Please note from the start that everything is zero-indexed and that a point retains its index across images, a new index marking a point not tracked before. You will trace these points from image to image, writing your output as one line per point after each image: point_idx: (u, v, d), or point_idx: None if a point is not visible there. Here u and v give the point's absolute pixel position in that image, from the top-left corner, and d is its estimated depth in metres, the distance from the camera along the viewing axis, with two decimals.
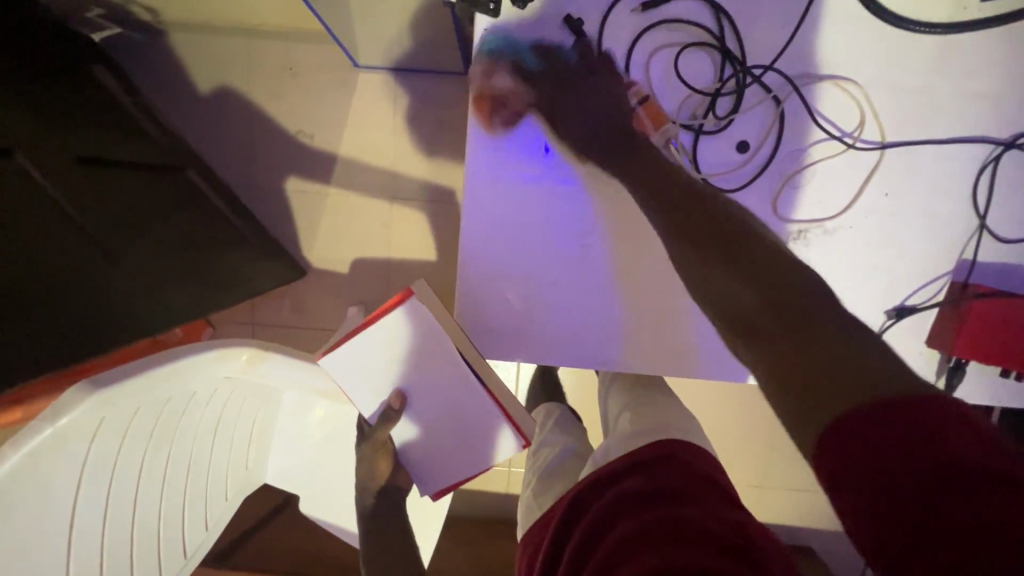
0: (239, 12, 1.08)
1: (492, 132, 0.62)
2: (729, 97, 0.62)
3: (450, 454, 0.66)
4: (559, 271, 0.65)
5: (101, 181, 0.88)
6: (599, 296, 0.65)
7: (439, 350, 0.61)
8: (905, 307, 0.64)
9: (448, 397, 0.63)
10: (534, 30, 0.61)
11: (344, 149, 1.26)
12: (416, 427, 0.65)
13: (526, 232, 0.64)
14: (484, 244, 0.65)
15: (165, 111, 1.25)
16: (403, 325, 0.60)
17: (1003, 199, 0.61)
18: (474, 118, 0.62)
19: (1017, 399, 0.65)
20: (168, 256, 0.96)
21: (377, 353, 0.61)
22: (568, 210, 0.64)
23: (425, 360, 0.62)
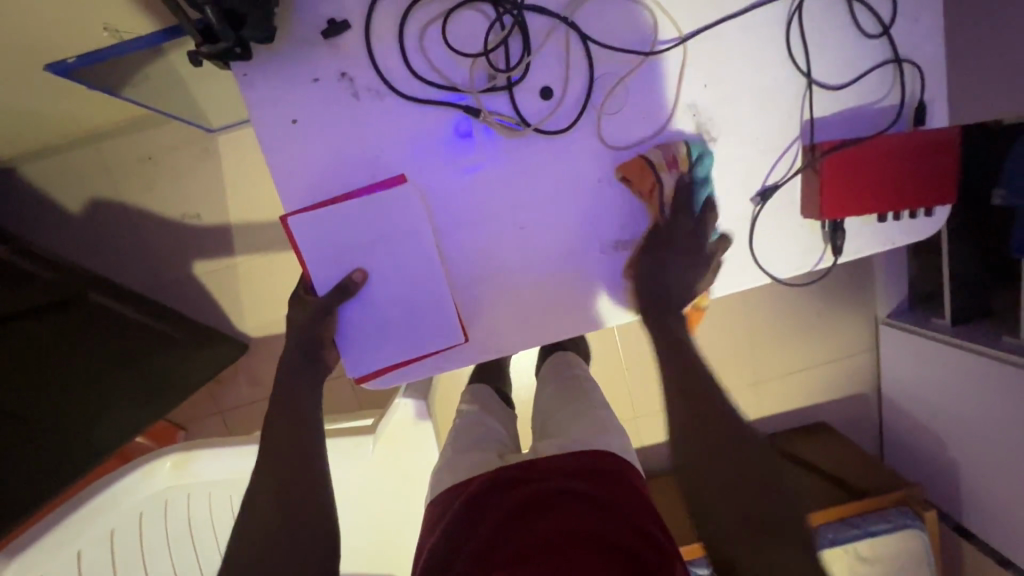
0: (70, 126, 1.05)
1: (294, 172, 0.58)
2: (515, 43, 0.57)
3: (388, 342, 0.62)
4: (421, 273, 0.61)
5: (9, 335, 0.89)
6: (470, 286, 0.63)
7: (412, 235, 0.59)
8: (767, 187, 0.62)
9: (407, 283, 0.60)
10: (294, 54, 0.56)
11: (235, 215, 1.24)
12: (360, 305, 0.61)
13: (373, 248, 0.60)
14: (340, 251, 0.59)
15: (48, 243, 1.23)
16: (387, 206, 0.58)
17: (820, 48, 0.59)
18: (273, 164, 0.58)
19: (907, 236, 0.65)
20: (93, 385, 0.99)
21: (356, 226, 0.58)
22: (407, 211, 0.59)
23: (388, 243, 0.59)
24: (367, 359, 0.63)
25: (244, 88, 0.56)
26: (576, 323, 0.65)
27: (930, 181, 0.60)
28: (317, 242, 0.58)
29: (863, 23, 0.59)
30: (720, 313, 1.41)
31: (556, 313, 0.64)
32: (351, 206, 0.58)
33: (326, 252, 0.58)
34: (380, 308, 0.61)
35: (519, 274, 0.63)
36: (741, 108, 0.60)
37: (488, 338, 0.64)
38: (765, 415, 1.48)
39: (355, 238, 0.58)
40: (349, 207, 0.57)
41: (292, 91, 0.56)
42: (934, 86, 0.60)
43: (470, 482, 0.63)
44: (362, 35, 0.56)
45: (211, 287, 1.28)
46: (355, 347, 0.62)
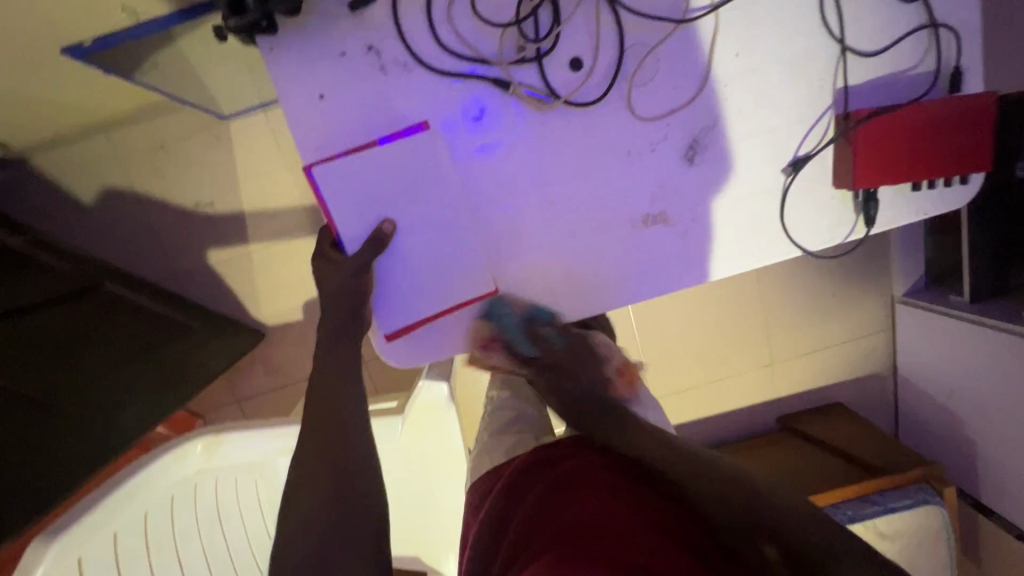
0: (83, 115, 1.04)
1: (320, 136, 0.57)
2: (543, 13, 0.56)
3: (415, 296, 0.61)
4: (442, 227, 0.59)
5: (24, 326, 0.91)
6: (494, 244, 0.62)
7: (437, 181, 0.58)
8: (799, 158, 0.61)
9: (434, 235, 0.59)
10: (319, 29, 0.55)
11: (248, 203, 1.23)
12: (385, 259, 0.59)
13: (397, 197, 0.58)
14: (360, 197, 0.57)
15: (62, 234, 1.22)
16: (411, 155, 0.57)
17: (855, 13, 0.58)
18: (298, 128, 0.57)
19: (940, 205, 0.64)
20: (116, 369, 0.99)
21: (381, 173, 0.57)
22: (431, 160, 0.57)
23: (416, 193, 0.58)
24: (399, 315, 0.61)
25: (270, 63, 0.55)
26: (600, 280, 0.64)
27: (967, 147, 0.59)
28: (345, 196, 0.57)
29: None
30: (734, 293, 1.40)
31: (583, 267, 0.63)
32: (377, 151, 0.56)
33: (351, 206, 0.57)
34: (414, 263, 0.60)
35: (542, 231, 0.62)
36: (773, 76, 0.59)
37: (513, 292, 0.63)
38: (780, 396, 1.48)
39: (381, 190, 0.57)
40: (376, 151, 0.56)
41: (318, 65, 0.56)
42: (970, 51, 0.59)
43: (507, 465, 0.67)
44: (389, 6, 0.55)
45: (226, 276, 1.27)
46: (382, 299, 0.61)
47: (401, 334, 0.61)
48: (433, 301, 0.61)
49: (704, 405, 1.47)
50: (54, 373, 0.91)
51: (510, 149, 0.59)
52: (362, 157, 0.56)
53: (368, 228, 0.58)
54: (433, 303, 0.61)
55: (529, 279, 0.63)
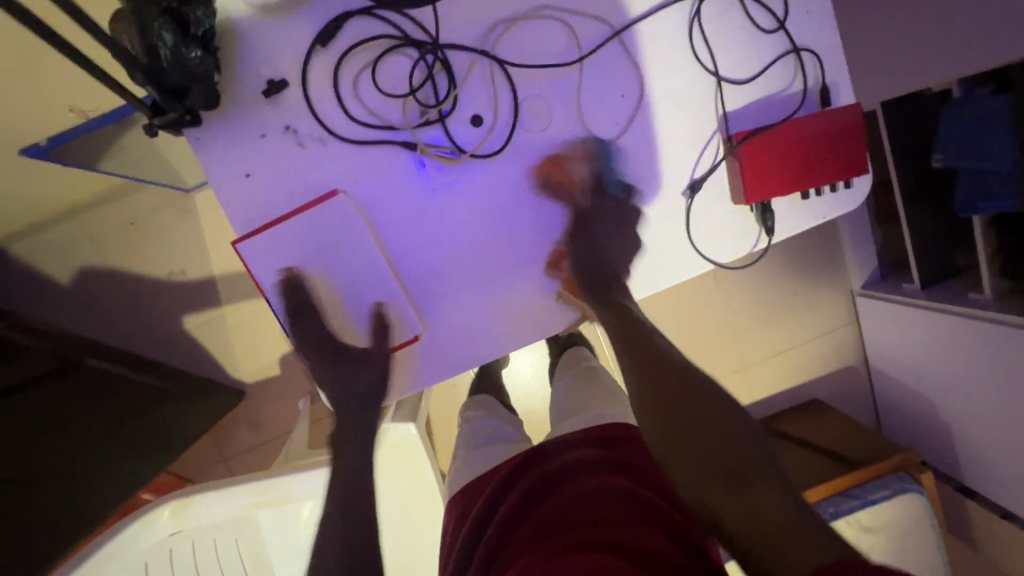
0: (52, 203, 1.10)
1: (245, 211, 0.63)
2: (440, 80, 0.62)
3: (343, 349, 0.65)
4: (365, 282, 0.64)
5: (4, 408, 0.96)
6: (421, 290, 0.66)
7: (351, 241, 0.63)
8: (695, 181, 0.66)
9: (355, 289, 0.64)
10: (239, 116, 0.61)
11: (219, 268, 1.29)
12: (314, 318, 0.63)
13: (319, 258, 0.62)
14: (281, 261, 0.62)
15: (42, 316, 1.27)
16: (325, 221, 0.62)
17: (724, 48, 0.64)
18: (226, 205, 0.62)
19: (834, 210, 0.68)
20: (94, 443, 1.02)
21: (298, 238, 0.62)
22: (347, 223, 0.62)
23: (336, 252, 0.63)
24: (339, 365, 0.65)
25: (198, 150, 0.61)
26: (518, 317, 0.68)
27: (845, 154, 0.64)
28: (272, 264, 0.62)
29: (759, 22, 0.64)
30: (701, 301, 1.44)
31: (502, 305, 0.67)
32: (295, 219, 0.61)
33: (279, 270, 0.62)
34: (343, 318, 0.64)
35: (462, 277, 0.66)
36: (659, 111, 0.65)
37: (440, 334, 0.67)
38: (759, 399, 1.50)
39: (303, 254, 0.62)
40: (294, 221, 0.61)
41: (242, 147, 0.61)
42: (835, 71, 0.65)
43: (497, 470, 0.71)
44: (301, 89, 0.61)
45: (204, 340, 1.32)
46: (316, 349, 0.64)
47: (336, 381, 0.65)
48: (363, 350, 0.65)
49: None
50: (32, 452, 0.94)
51: (423, 205, 0.64)
52: (281, 229, 0.61)
53: (292, 289, 0.63)
54: (365, 351, 0.65)
55: (453, 323, 0.67)
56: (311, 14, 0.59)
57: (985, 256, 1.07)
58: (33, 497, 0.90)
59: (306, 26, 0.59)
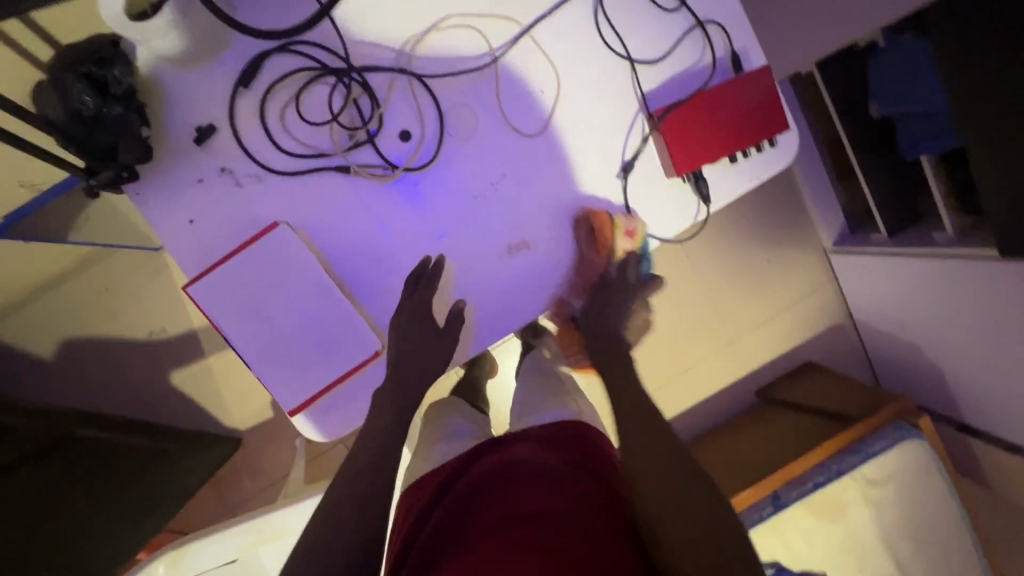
0: (24, 281, 1.12)
1: (192, 255, 0.64)
2: (363, 102, 0.64)
3: (305, 376, 0.65)
4: (319, 307, 0.64)
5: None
6: (377, 307, 0.67)
7: (299, 270, 0.64)
8: (627, 162, 0.68)
9: (307, 315, 0.64)
10: (174, 164, 0.62)
11: (198, 320, 1.30)
12: (273, 349, 0.64)
13: (269, 291, 0.64)
14: (230, 296, 0.63)
15: (31, 394, 1.28)
16: (271, 254, 0.63)
17: (631, 32, 0.66)
18: (174, 252, 0.64)
19: (765, 170, 0.70)
20: (84, 519, 1.06)
21: (246, 274, 0.63)
22: (291, 254, 0.63)
23: (284, 283, 0.64)
24: (302, 394, 0.65)
25: (139, 204, 0.62)
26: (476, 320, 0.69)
27: (766, 114, 0.66)
28: (224, 304, 0.63)
29: (660, 3, 0.66)
30: (678, 281, 1.45)
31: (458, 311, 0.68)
32: (241, 256, 0.63)
33: (232, 308, 0.63)
34: (301, 345, 0.65)
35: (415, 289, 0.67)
36: (579, 100, 0.67)
37: None
38: (750, 370, 1.51)
39: (253, 289, 0.63)
40: (240, 257, 0.62)
41: (181, 194, 0.63)
42: (742, 38, 0.67)
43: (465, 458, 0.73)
44: (230, 131, 0.63)
45: (193, 393, 1.33)
46: (279, 378, 0.65)
47: (304, 408, 0.66)
48: (327, 374, 0.65)
49: (683, 396, 1.49)
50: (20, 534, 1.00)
51: (366, 224, 0.66)
52: (227, 267, 0.63)
53: (246, 323, 0.64)
54: (328, 374, 0.65)
55: None
56: (229, 58, 0.61)
57: (941, 194, 1.08)
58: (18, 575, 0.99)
59: (227, 70, 0.62)
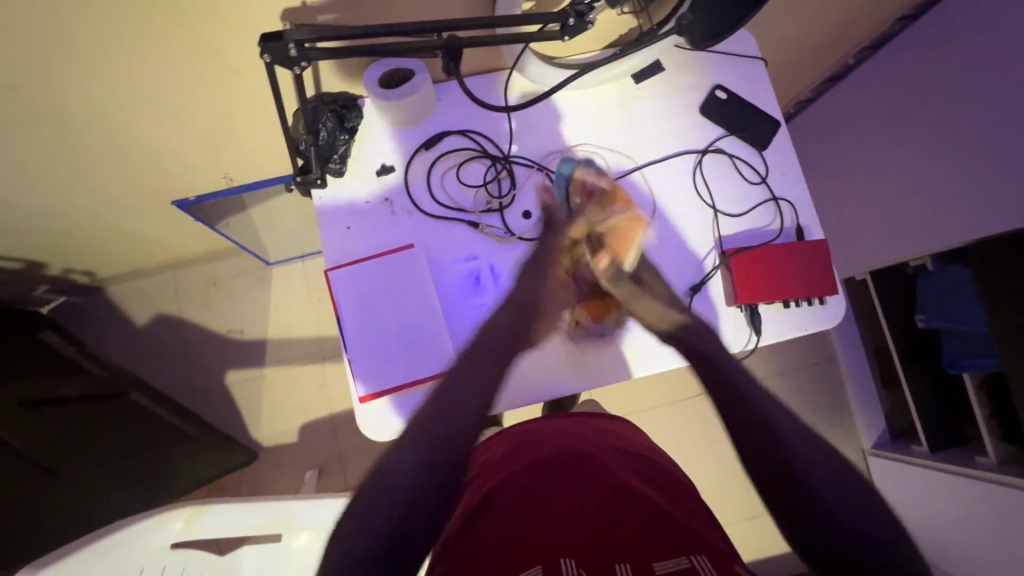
0: (162, 252, 1.33)
1: (336, 253, 0.81)
2: (505, 181, 0.84)
3: (381, 367, 0.77)
4: (420, 315, 0.78)
5: (45, 419, 1.03)
6: (462, 333, 0.80)
7: (407, 279, 0.79)
8: (697, 283, 0.82)
9: (405, 317, 0.78)
10: (355, 185, 0.82)
11: (272, 332, 1.44)
12: (367, 340, 0.77)
13: (385, 292, 0.78)
14: (354, 289, 0.78)
15: (109, 350, 1.42)
16: (395, 264, 0.79)
17: (719, 189, 0.85)
18: (326, 246, 0.81)
19: (815, 321, 0.81)
20: (114, 464, 1.09)
21: (372, 274, 0.78)
22: (410, 269, 0.79)
23: (399, 290, 0.79)
24: (381, 384, 0.77)
25: (318, 205, 0.81)
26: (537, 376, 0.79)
27: (812, 273, 0.79)
28: (350, 293, 0.78)
29: (746, 175, 0.85)
30: (711, 436, 1.46)
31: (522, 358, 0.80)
32: (373, 261, 0.79)
33: (354, 299, 0.78)
34: (391, 341, 0.78)
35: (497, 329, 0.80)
36: (666, 227, 0.84)
37: None
38: (771, 556, 1.42)
39: (377, 286, 0.78)
40: (374, 260, 0.79)
41: (349, 208, 0.82)
42: (807, 217, 0.84)
43: (519, 432, 0.76)
44: (402, 173, 0.83)
45: (237, 396, 1.42)
46: (366, 364, 0.77)
47: (374, 394, 0.76)
48: (404, 368, 0.77)
49: None
50: (71, 454, 1.03)
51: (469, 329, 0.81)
52: (363, 265, 0.79)
53: (358, 313, 0.77)
54: (406, 374, 0.77)
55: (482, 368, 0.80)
56: (421, 129, 0.84)
57: (983, 418, 1.12)
58: (60, 492, 0.98)
59: (417, 136, 0.83)
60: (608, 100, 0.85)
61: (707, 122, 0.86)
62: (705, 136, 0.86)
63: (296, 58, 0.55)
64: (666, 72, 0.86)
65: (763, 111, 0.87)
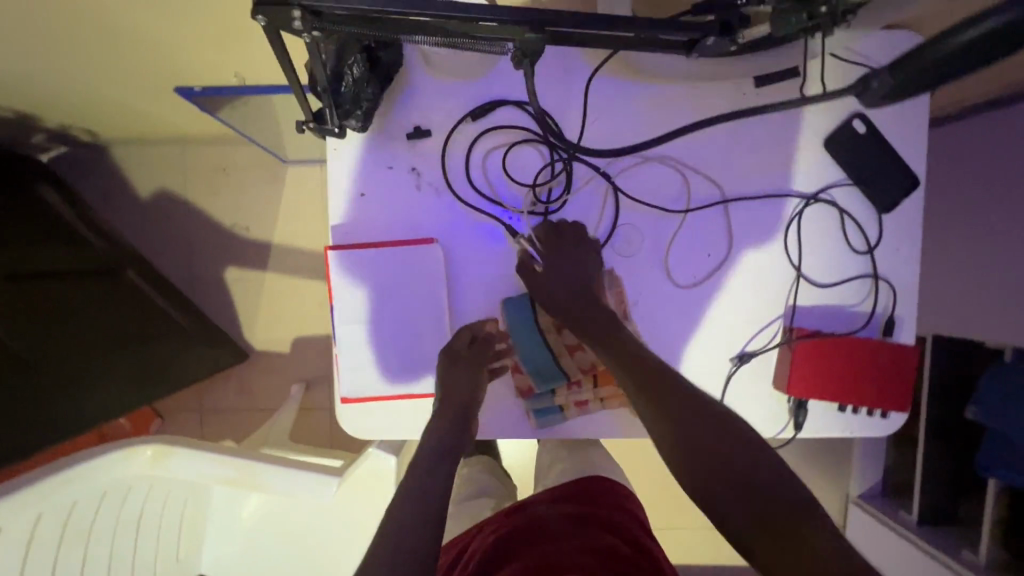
0: (169, 126, 1.19)
1: (344, 222, 0.68)
2: (559, 180, 0.68)
3: (369, 371, 0.67)
4: (426, 322, 0.67)
5: (29, 295, 0.98)
6: None
7: (418, 278, 0.66)
8: (746, 353, 0.70)
9: (408, 321, 0.67)
10: (378, 144, 0.67)
11: (278, 237, 1.35)
12: (360, 337, 0.67)
13: (391, 285, 0.66)
14: (357, 276, 0.66)
15: (110, 216, 1.35)
16: (409, 257, 0.66)
17: (812, 249, 0.69)
18: (334, 211, 0.68)
19: (866, 428, 0.70)
20: (106, 348, 1.07)
21: (380, 263, 0.66)
22: (424, 266, 0.66)
23: (408, 288, 0.67)
24: (364, 388, 0.67)
25: (332, 158, 0.67)
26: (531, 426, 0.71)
27: (886, 383, 0.67)
28: (350, 278, 0.66)
29: (850, 239, 0.69)
30: None
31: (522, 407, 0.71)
32: (385, 249, 0.66)
33: (354, 286, 0.66)
34: (388, 342, 0.67)
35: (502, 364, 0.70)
36: (733, 278, 0.69)
37: None
38: None
39: (384, 277, 0.66)
40: (388, 248, 0.66)
41: (369, 170, 0.68)
42: (905, 307, 0.69)
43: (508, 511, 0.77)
44: (438, 141, 0.67)
45: (234, 294, 1.37)
46: (355, 362, 0.67)
47: (356, 398, 0.67)
48: (396, 376, 0.68)
49: None
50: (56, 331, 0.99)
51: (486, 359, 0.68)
52: (371, 252, 0.66)
53: (355, 304, 0.66)
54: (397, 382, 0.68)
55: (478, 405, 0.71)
56: (473, 89, 0.67)
57: (990, 522, 1.05)
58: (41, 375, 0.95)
59: (465, 97, 0.67)
60: (714, 104, 0.67)
61: (828, 160, 0.68)
62: (818, 177, 0.68)
63: (301, 32, 0.41)
64: (800, 81, 0.66)
65: (902, 162, 0.68)
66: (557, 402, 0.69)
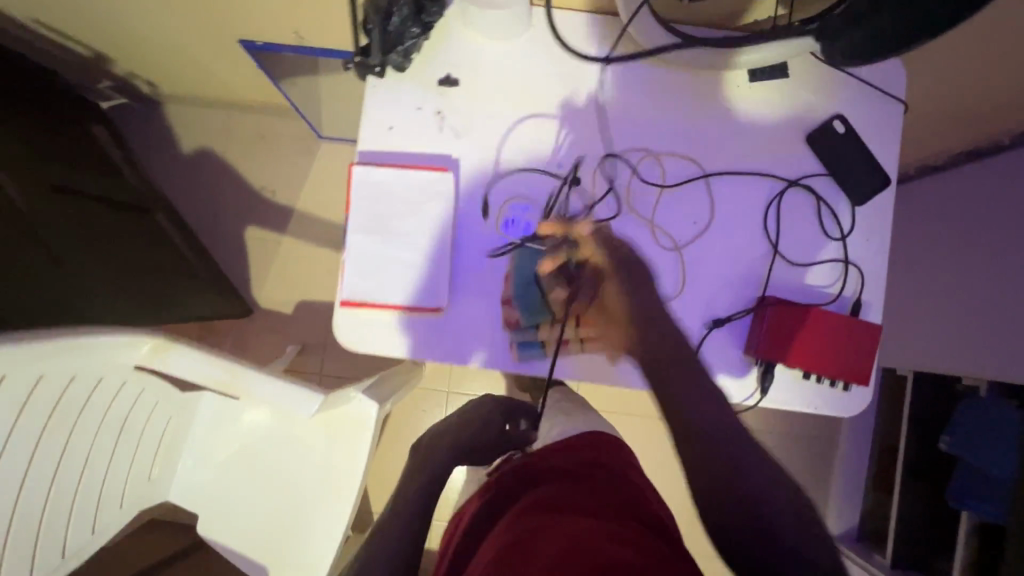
0: (223, 88, 1.31)
1: (371, 149, 0.76)
2: (566, 138, 0.76)
3: (372, 278, 0.73)
4: (430, 242, 0.73)
5: (70, 206, 1.06)
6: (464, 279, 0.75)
7: (429, 200, 0.74)
8: (721, 318, 0.75)
9: (414, 237, 0.74)
10: (411, 87, 0.76)
11: (301, 204, 1.44)
12: (369, 246, 0.73)
13: (404, 204, 0.74)
14: (375, 190, 0.73)
15: (150, 165, 1.45)
16: (424, 180, 0.74)
17: (788, 229, 0.75)
18: (364, 138, 0.76)
19: (829, 405, 0.74)
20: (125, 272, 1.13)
21: (399, 181, 0.74)
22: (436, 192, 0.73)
23: (419, 209, 0.74)
24: (362, 293, 0.73)
25: (369, 93, 0.76)
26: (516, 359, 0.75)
27: (851, 359, 0.71)
28: (370, 191, 0.73)
29: (825, 225, 0.75)
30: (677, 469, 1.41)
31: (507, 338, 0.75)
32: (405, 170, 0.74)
33: (372, 199, 0.73)
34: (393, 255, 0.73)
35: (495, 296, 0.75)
36: (715, 247, 0.75)
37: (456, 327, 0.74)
38: None
39: (400, 195, 0.74)
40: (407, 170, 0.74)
41: (400, 107, 0.76)
42: (872, 293, 0.75)
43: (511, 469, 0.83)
44: (464, 91, 0.76)
45: (250, 252, 1.44)
46: (360, 268, 0.73)
47: (354, 302, 0.73)
48: (395, 288, 0.73)
49: None
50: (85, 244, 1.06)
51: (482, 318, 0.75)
52: (391, 172, 0.74)
53: (370, 215, 0.73)
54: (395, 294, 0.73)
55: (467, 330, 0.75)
56: (501, 51, 0.76)
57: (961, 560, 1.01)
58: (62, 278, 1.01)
59: (493, 57, 0.76)
60: (710, 91, 0.76)
61: (809, 152, 0.76)
62: (800, 166, 0.76)
63: None
64: (789, 80, 0.75)
65: (876, 161, 0.75)
66: (539, 337, 0.73)
